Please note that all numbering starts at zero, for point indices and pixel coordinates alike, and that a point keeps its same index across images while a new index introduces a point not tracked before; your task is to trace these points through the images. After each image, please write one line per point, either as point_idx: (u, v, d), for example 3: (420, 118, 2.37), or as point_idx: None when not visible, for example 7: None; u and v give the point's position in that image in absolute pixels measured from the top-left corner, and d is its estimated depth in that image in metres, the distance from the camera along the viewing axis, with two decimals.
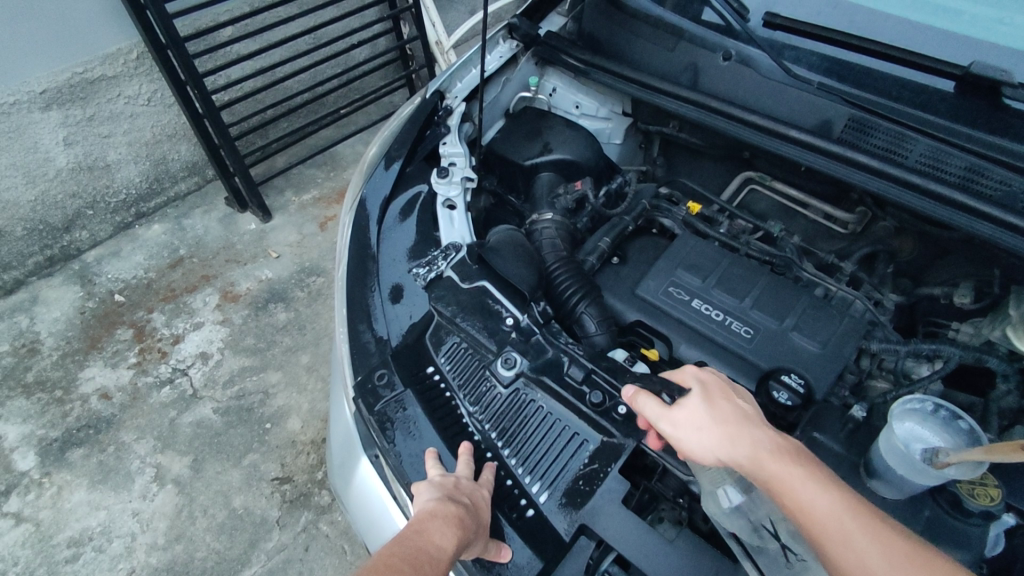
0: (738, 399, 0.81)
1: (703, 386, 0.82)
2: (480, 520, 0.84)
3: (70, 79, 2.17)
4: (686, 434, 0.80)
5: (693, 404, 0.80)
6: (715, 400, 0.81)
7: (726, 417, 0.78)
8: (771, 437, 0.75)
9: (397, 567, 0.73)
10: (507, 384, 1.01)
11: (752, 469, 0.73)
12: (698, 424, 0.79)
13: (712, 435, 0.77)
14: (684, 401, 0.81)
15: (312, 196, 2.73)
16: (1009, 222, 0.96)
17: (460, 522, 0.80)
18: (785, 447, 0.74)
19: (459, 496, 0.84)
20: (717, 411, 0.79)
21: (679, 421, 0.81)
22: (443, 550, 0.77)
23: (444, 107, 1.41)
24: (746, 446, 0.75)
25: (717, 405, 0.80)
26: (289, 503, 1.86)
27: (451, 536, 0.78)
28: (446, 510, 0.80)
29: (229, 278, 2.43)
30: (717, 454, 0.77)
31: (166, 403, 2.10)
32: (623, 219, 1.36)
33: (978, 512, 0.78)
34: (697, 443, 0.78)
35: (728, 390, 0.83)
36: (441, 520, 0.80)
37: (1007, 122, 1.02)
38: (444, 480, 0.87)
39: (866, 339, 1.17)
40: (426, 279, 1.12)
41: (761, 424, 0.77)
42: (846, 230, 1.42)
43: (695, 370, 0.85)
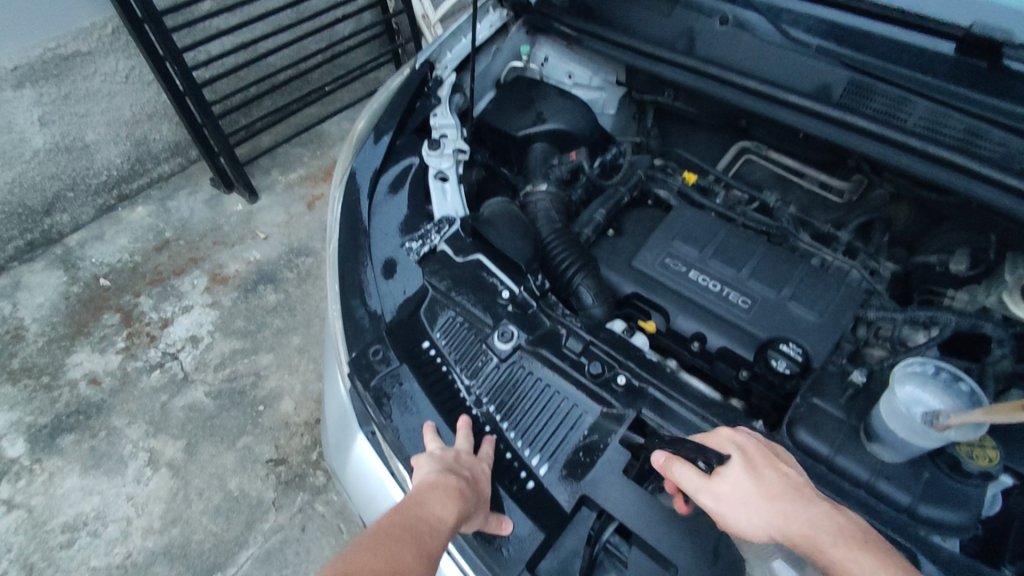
0: (783, 466, 0.76)
1: (744, 454, 0.77)
2: (480, 496, 0.83)
3: (42, 55, 2.09)
4: (733, 510, 0.74)
5: (737, 477, 0.75)
6: (761, 471, 0.75)
7: (776, 491, 0.73)
8: (829, 515, 0.71)
9: (398, 536, 0.72)
10: (503, 356, 0.99)
11: (807, 546, 0.69)
12: (746, 499, 0.73)
13: (763, 510, 0.72)
14: (726, 471, 0.75)
15: (298, 175, 2.68)
16: (1007, 182, 0.95)
17: (461, 494, 0.80)
18: (843, 526, 0.71)
19: (459, 468, 0.84)
20: (764, 482, 0.74)
21: (724, 495, 0.75)
22: (444, 521, 0.76)
23: (434, 78, 1.37)
24: (802, 524, 0.71)
25: (763, 475, 0.75)
26: (285, 484, 1.86)
27: (451, 508, 0.78)
28: (446, 483, 0.80)
29: (217, 260, 2.38)
30: (768, 531, 0.72)
31: (156, 387, 2.07)
32: (617, 191, 1.34)
33: (977, 473, 0.78)
34: (746, 520, 0.73)
35: (770, 456, 0.77)
36: (442, 491, 0.79)
37: (1007, 83, 0.99)
38: (444, 453, 0.86)
39: (863, 307, 1.17)
40: (419, 253, 1.11)
41: (812, 497, 0.73)
42: (841, 199, 1.44)
43: (731, 435, 0.79)
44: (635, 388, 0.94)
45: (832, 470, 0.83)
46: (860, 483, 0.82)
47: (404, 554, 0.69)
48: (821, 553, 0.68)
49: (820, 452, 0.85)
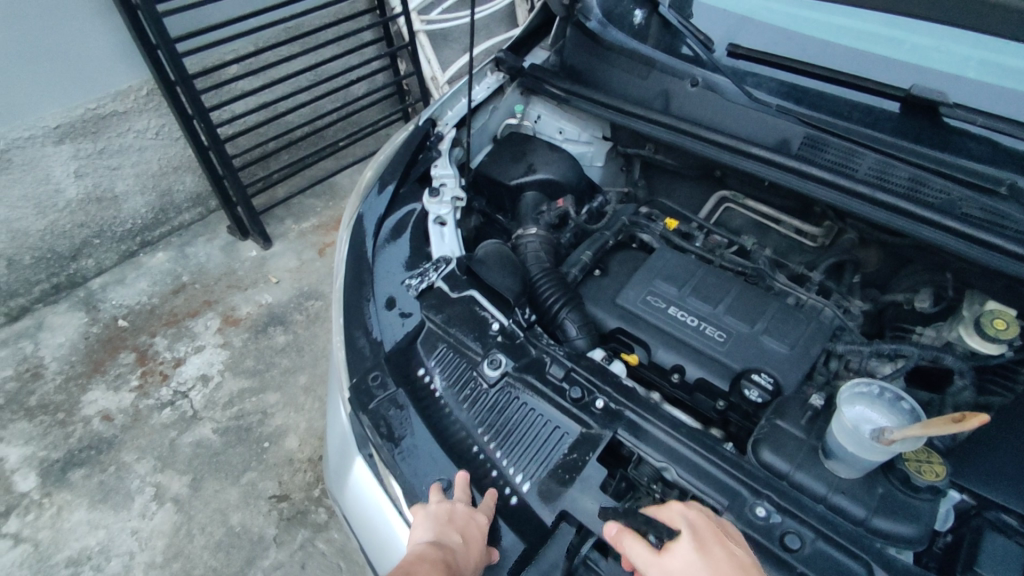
0: (732, 545, 0.76)
1: (694, 530, 0.77)
2: (469, 564, 0.85)
3: (83, 114, 2.29)
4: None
5: (685, 553, 0.75)
6: (709, 549, 0.75)
7: (723, 569, 0.73)
8: None
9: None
10: (492, 382, 1.07)
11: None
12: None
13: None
14: (674, 546, 0.76)
15: (311, 224, 2.83)
16: (949, 226, 1.05)
17: (448, 566, 0.82)
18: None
19: (450, 533, 0.86)
20: (711, 560, 0.74)
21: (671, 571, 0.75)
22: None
23: (436, 133, 1.51)
24: None
25: (710, 552, 0.75)
26: (286, 520, 1.90)
27: None
28: (434, 556, 0.82)
29: (230, 304, 2.50)
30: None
31: (166, 424, 2.14)
32: (603, 234, 1.45)
33: (926, 487, 0.85)
34: None
35: (720, 534, 0.78)
36: (428, 563, 0.81)
37: (946, 138, 1.12)
38: (439, 510, 0.90)
39: (833, 342, 1.25)
40: (418, 289, 1.21)
41: None
42: (815, 243, 1.52)
43: (683, 509, 0.80)
44: (612, 411, 1.01)
45: (792, 485, 0.91)
46: (818, 497, 0.89)
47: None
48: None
49: (782, 469, 0.92)
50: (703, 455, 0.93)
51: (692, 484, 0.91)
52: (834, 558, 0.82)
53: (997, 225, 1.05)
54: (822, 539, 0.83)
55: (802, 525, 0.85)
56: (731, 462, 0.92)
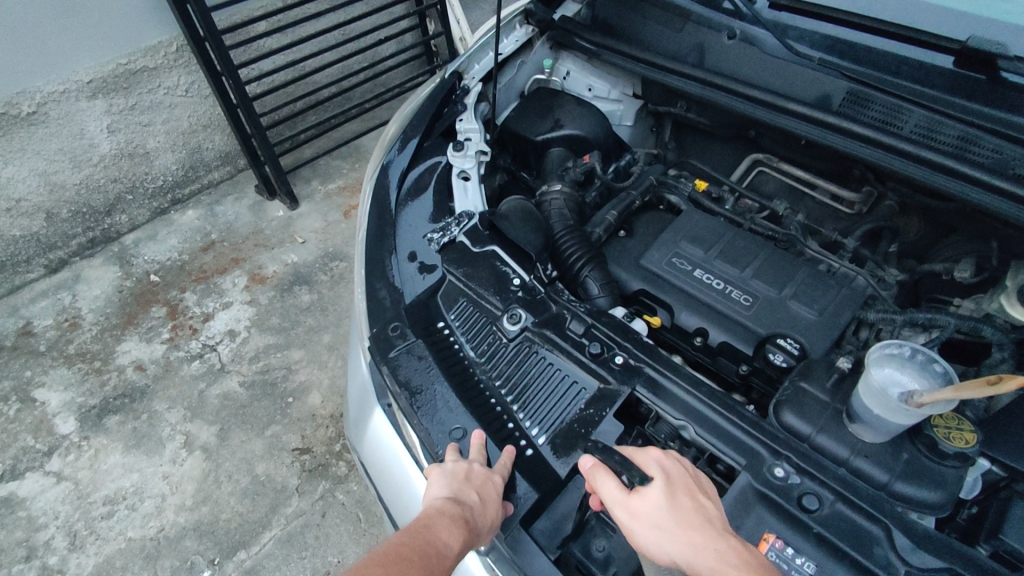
0: (703, 497, 0.76)
1: (666, 477, 0.77)
2: (487, 523, 0.84)
3: (115, 70, 2.31)
4: (643, 530, 0.74)
5: (652, 498, 0.75)
6: (676, 496, 0.75)
7: (689, 519, 0.73)
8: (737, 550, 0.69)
9: (404, 558, 0.74)
10: (512, 336, 1.07)
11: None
12: (659, 522, 0.73)
13: (669, 535, 0.72)
14: (644, 490, 0.76)
15: (337, 185, 2.84)
16: (998, 186, 1.00)
17: (466, 522, 0.81)
18: (750, 562, 0.68)
19: (467, 491, 0.84)
20: (679, 508, 0.74)
21: (638, 513, 0.75)
22: (448, 548, 0.78)
23: (461, 87, 1.48)
24: (709, 558, 0.69)
25: (678, 501, 0.75)
26: (308, 472, 1.95)
27: (457, 535, 0.79)
28: (454, 510, 0.81)
29: (258, 262, 2.54)
30: (672, 556, 0.71)
31: (196, 376, 2.21)
32: (630, 195, 1.41)
33: (954, 453, 0.82)
34: (655, 540, 0.73)
35: (693, 485, 0.77)
36: (447, 518, 0.81)
37: (1004, 95, 1.04)
38: (456, 468, 0.88)
39: (864, 309, 1.20)
40: (440, 243, 1.20)
41: (725, 531, 0.71)
42: (852, 210, 1.45)
43: (659, 456, 0.80)
44: (631, 367, 0.99)
45: (813, 448, 0.89)
46: (839, 460, 0.87)
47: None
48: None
49: (803, 431, 0.90)
50: (723, 414, 0.91)
51: (709, 443, 0.90)
52: (853, 521, 0.80)
53: None
54: (842, 502, 0.81)
55: (821, 486, 0.83)
56: (753, 424, 0.90)
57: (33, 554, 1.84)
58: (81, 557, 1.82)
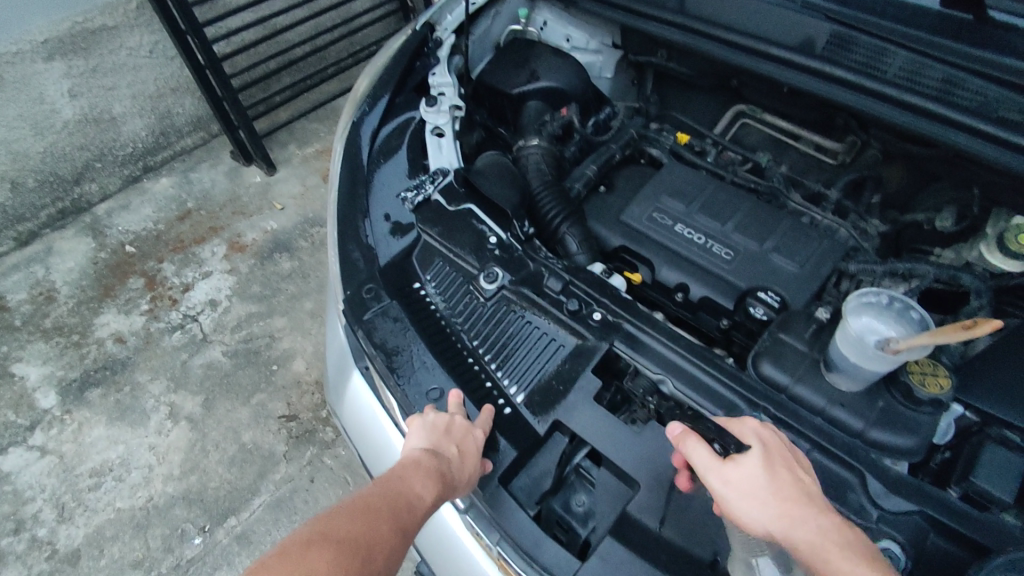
0: (800, 471, 0.74)
1: (764, 447, 0.74)
2: (464, 477, 0.83)
3: (71, 29, 2.22)
4: (739, 497, 0.72)
5: (752, 468, 0.72)
6: (776, 467, 0.73)
7: (788, 491, 0.71)
8: (837, 526, 0.68)
9: (376, 507, 0.72)
10: (489, 296, 1.05)
11: (811, 555, 0.67)
12: (756, 491, 0.71)
13: (769, 506, 0.70)
14: (741, 459, 0.73)
15: (314, 149, 2.77)
16: (981, 130, 0.99)
17: (441, 476, 0.80)
18: (850, 539, 0.67)
19: (446, 444, 0.84)
20: (778, 480, 0.72)
21: (732, 481, 0.73)
22: (422, 499, 0.76)
23: (434, 39, 1.42)
24: (808, 532, 0.68)
25: (778, 474, 0.72)
26: (295, 439, 1.95)
27: (431, 488, 0.78)
28: (430, 463, 0.80)
29: (236, 229, 2.48)
30: (768, 527, 0.70)
31: (177, 346, 2.18)
32: (609, 148, 1.38)
33: (928, 401, 0.82)
34: (749, 509, 0.71)
35: (789, 458, 0.75)
36: (423, 470, 0.79)
37: (990, 35, 0.99)
38: (437, 420, 0.88)
39: (845, 261, 1.19)
40: (414, 203, 1.17)
41: (824, 506, 0.70)
42: (835, 161, 1.45)
43: (756, 427, 0.77)
44: (609, 323, 0.98)
45: (791, 398, 0.88)
46: (816, 410, 0.87)
47: (379, 525, 0.70)
48: (825, 564, 0.66)
49: (780, 382, 0.89)
50: (702, 368, 0.91)
51: (688, 396, 0.89)
52: (829, 470, 0.80)
53: None
54: (817, 450, 0.81)
55: (798, 436, 0.83)
56: (731, 376, 0.89)
57: (22, 527, 1.83)
58: (70, 529, 1.83)
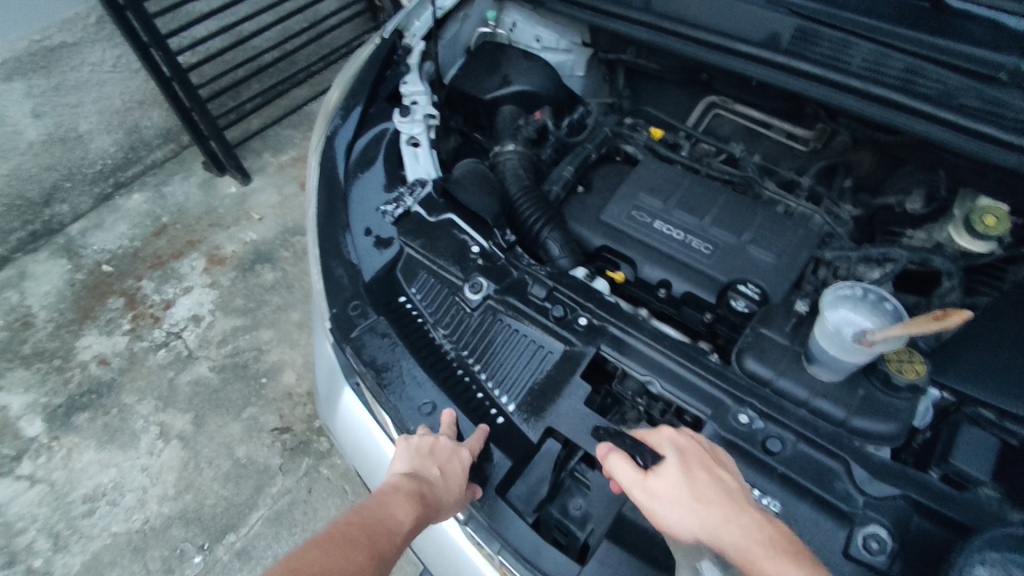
0: (721, 471, 0.76)
1: (681, 455, 0.77)
2: (447, 499, 0.83)
3: (30, 48, 2.14)
4: (664, 508, 0.74)
5: (671, 478, 0.75)
6: (695, 471, 0.75)
7: (708, 495, 0.73)
8: (760, 525, 0.70)
9: (350, 537, 0.72)
10: (475, 306, 1.06)
11: (739, 557, 0.68)
12: (678, 499, 0.73)
13: (692, 512, 0.72)
14: (661, 470, 0.76)
15: (289, 156, 2.74)
16: (941, 117, 1.02)
17: (421, 499, 0.80)
18: (775, 538, 0.69)
19: (428, 467, 0.84)
20: (697, 485, 0.74)
21: (655, 492, 0.75)
22: (401, 525, 0.76)
23: (403, 46, 1.40)
24: (734, 534, 0.70)
25: (697, 477, 0.75)
26: (290, 450, 1.95)
27: (410, 512, 0.78)
28: (409, 487, 0.81)
29: (214, 242, 2.46)
30: (695, 532, 0.72)
31: (163, 365, 2.16)
32: (585, 148, 1.39)
33: (906, 386, 0.84)
34: (675, 519, 0.73)
35: (709, 460, 0.77)
36: (403, 495, 0.80)
37: (946, 22, 1.03)
38: (421, 441, 0.88)
39: (821, 249, 1.22)
40: (394, 216, 1.17)
41: (745, 503, 0.73)
42: (806, 147, 1.49)
43: (671, 434, 0.79)
44: (595, 327, 1.00)
45: (775, 392, 0.90)
46: (800, 402, 0.89)
47: (352, 555, 0.70)
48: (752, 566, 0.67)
49: (764, 376, 0.91)
50: (687, 367, 0.93)
51: (676, 396, 0.91)
52: (814, 459, 0.83)
53: (993, 115, 1.00)
54: (803, 442, 0.84)
55: (783, 429, 0.85)
56: (716, 373, 0.92)
57: (15, 560, 1.82)
58: (65, 557, 1.81)
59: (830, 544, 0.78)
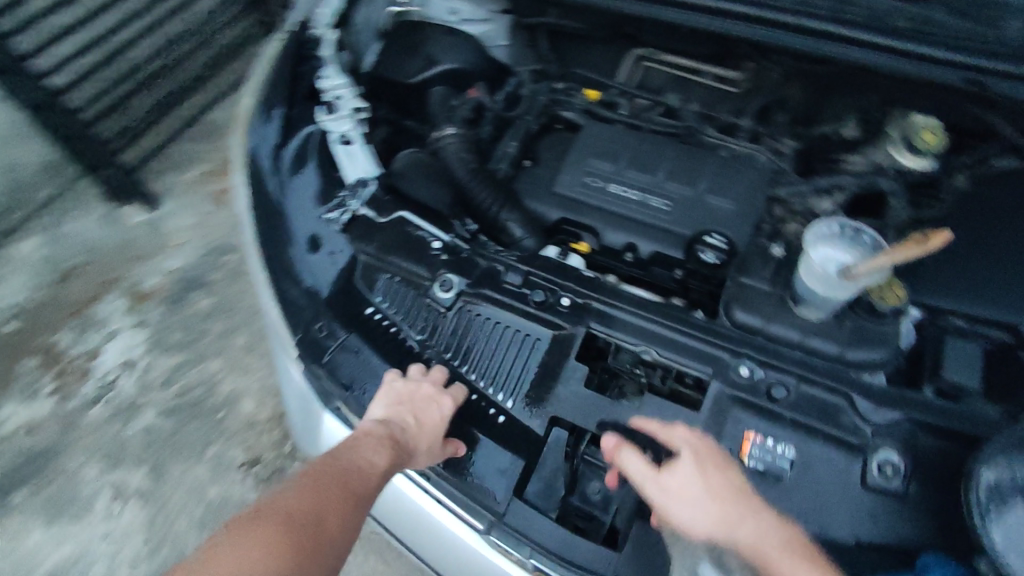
0: (731, 468, 0.80)
1: (697, 453, 0.80)
2: (421, 446, 0.88)
3: None
4: (678, 504, 0.78)
5: (688, 476, 0.78)
6: (706, 466, 0.79)
7: (723, 493, 0.78)
8: (771, 523, 0.76)
9: (324, 481, 0.78)
10: (449, 305, 1.00)
11: (751, 552, 0.74)
12: (693, 498, 0.77)
13: (706, 510, 0.77)
14: (678, 469, 0.79)
15: (196, 172, 2.51)
16: (873, 41, 1.04)
17: (394, 443, 0.86)
18: (783, 534, 0.75)
19: (403, 416, 0.88)
20: (712, 484, 0.78)
21: (671, 490, 0.79)
22: (373, 467, 0.83)
23: (311, 38, 1.28)
24: (748, 532, 0.75)
25: (711, 476, 0.79)
26: (265, 481, 1.85)
27: (384, 455, 0.84)
28: (382, 432, 0.86)
29: (133, 278, 2.24)
30: (709, 531, 0.76)
31: (103, 420, 1.97)
32: (526, 120, 1.36)
33: (890, 312, 0.88)
34: (689, 516, 0.77)
35: (720, 457, 0.81)
36: (375, 439, 0.86)
37: None
38: (401, 388, 0.92)
39: (776, 187, 1.25)
40: (340, 222, 1.09)
41: (756, 500, 0.78)
42: (737, 88, 1.49)
43: (685, 431, 0.82)
44: (579, 306, 0.96)
45: (768, 338, 0.91)
46: (794, 344, 0.90)
47: (324, 497, 0.76)
48: (764, 560, 0.73)
49: (755, 325, 0.92)
50: (680, 330, 0.91)
51: (673, 361, 0.90)
52: (818, 398, 0.85)
53: (924, 34, 1.04)
54: (804, 383, 0.86)
55: (784, 374, 0.87)
56: (710, 331, 0.91)
57: None
58: None
59: (847, 476, 0.81)
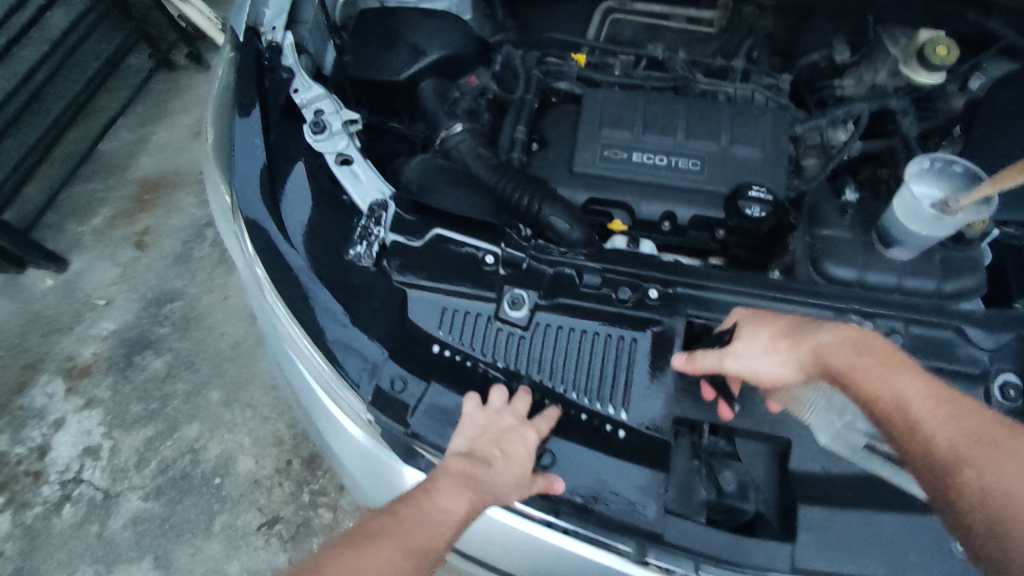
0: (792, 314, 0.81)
1: (751, 316, 0.83)
2: (504, 484, 0.81)
3: None
4: (753, 362, 0.79)
5: (749, 335, 0.81)
6: (767, 321, 0.81)
7: (783, 331, 0.78)
8: (833, 331, 0.74)
9: (385, 527, 0.70)
10: (525, 324, 0.91)
11: (821, 360, 0.73)
12: (761, 348, 0.79)
13: (774, 353, 0.78)
14: (739, 335, 0.82)
15: (105, 217, 2.14)
16: None
17: (475, 485, 0.79)
18: (847, 336, 0.73)
19: (485, 449, 0.82)
20: (772, 328, 0.80)
21: (741, 353, 0.81)
22: (449, 515, 0.75)
23: (268, 47, 1.11)
24: (811, 347, 0.74)
25: (769, 324, 0.80)
26: (291, 540, 1.61)
27: (460, 502, 0.77)
28: (460, 471, 0.79)
29: (61, 353, 1.92)
30: (786, 367, 0.76)
31: (76, 523, 1.68)
32: (525, 99, 1.22)
33: (977, 237, 0.89)
34: (767, 367, 0.78)
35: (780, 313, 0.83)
36: (454, 479, 0.78)
37: None
38: (481, 414, 0.85)
39: (792, 127, 1.21)
40: (372, 256, 0.97)
41: (818, 324, 0.77)
42: (713, 28, 1.44)
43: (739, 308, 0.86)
44: (668, 296, 0.93)
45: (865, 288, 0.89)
46: (892, 287, 0.89)
47: (382, 547, 0.68)
48: (831, 362, 0.72)
49: (849, 277, 0.90)
50: (776, 298, 0.89)
51: None
52: (929, 336, 0.85)
53: None
54: (913, 324, 0.85)
55: (890, 320, 0.86)
56: (808, 292, 0.89)
57: None
58: None
59: None
